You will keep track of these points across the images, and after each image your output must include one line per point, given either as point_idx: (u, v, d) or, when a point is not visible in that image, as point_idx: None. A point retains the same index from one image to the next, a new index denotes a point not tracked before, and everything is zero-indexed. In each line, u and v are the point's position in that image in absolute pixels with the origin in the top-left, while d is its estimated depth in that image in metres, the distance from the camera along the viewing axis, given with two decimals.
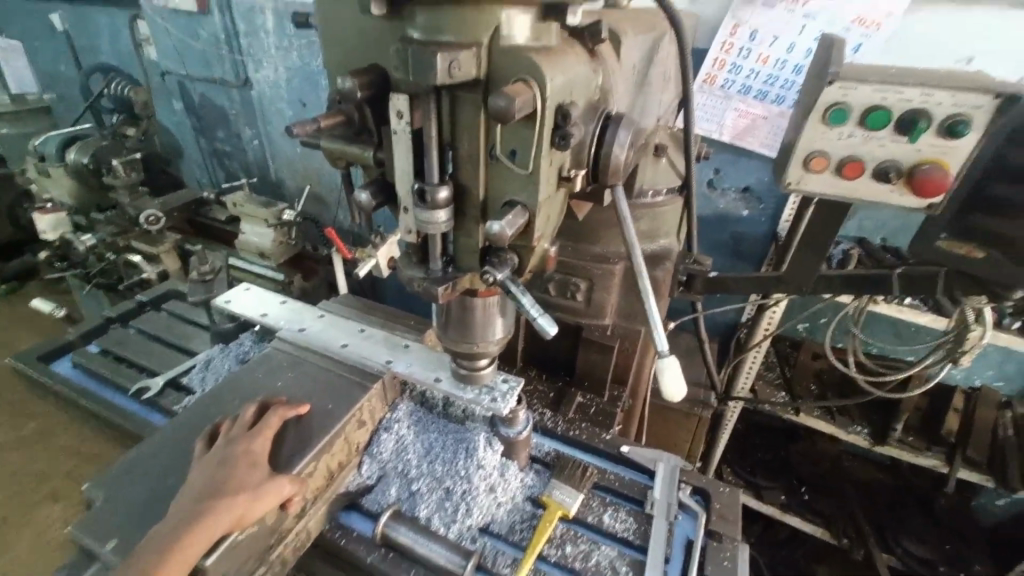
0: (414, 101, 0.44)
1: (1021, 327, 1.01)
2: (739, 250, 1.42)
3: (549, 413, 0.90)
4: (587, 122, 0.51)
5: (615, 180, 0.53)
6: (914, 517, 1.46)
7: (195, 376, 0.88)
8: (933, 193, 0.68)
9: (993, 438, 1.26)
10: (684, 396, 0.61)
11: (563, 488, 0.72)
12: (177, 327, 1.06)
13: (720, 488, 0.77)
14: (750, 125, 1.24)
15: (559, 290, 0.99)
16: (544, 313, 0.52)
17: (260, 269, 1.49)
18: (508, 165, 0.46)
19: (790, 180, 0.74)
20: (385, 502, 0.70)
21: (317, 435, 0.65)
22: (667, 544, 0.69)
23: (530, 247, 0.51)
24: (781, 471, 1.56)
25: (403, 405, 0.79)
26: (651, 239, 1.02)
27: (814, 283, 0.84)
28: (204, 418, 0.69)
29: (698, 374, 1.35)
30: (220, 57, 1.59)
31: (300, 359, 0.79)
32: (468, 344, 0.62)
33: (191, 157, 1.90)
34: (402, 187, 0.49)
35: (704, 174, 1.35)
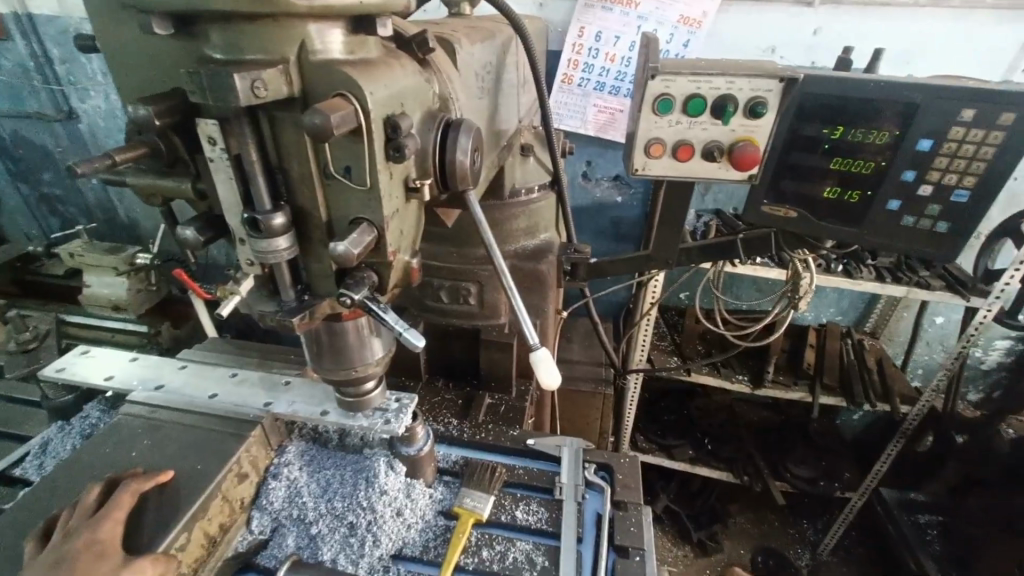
0: (226, 125, 0.42)
1: (844, 268, 1.20)
2: (619, 234, 1.52)
3: (455, 422, 0.89)
4: (426, 131, 0.51)
5: (465, 185, 0.54)
6: (797, 446, 1.65)
7: (29, 465, 0.75)
8: (749, 165, 0.78)
9: (841, 364, 1.48)
10: (558, 382, 0.64)
11: (474, 494, 0.72)
12: (3, 409, 0.89)
13: (621, 459, 0.81)
14: (610, 119, 1.33)
15: (451, 297, 0.99)
16: (410, 327, 0.51)
17: (120, 323, 1.31)
18: (344, 183, 0.44)
19: (637, 166, 0.81)
20: (283, 554, 0.64)
21: (186, 502, 0.58)
22: (578, 525, 0.71)
23: (388, 262, 0.49)
24: (685, 429, 1.70)
25: (291, 447, 0.73)
26: (532, 235, 1.05)
27: (677, 255, 0.94)
28: (38, 512, 0.59)
29: (599, 354, 1.43)
30: (33, 88, 1.37)
31: (159, 420, 0.70)
32: (346, 370, 0.59)
33: (7, 206, 1.61)
34: (233, 218, 0.45)
35: (577, 167, 1.43)
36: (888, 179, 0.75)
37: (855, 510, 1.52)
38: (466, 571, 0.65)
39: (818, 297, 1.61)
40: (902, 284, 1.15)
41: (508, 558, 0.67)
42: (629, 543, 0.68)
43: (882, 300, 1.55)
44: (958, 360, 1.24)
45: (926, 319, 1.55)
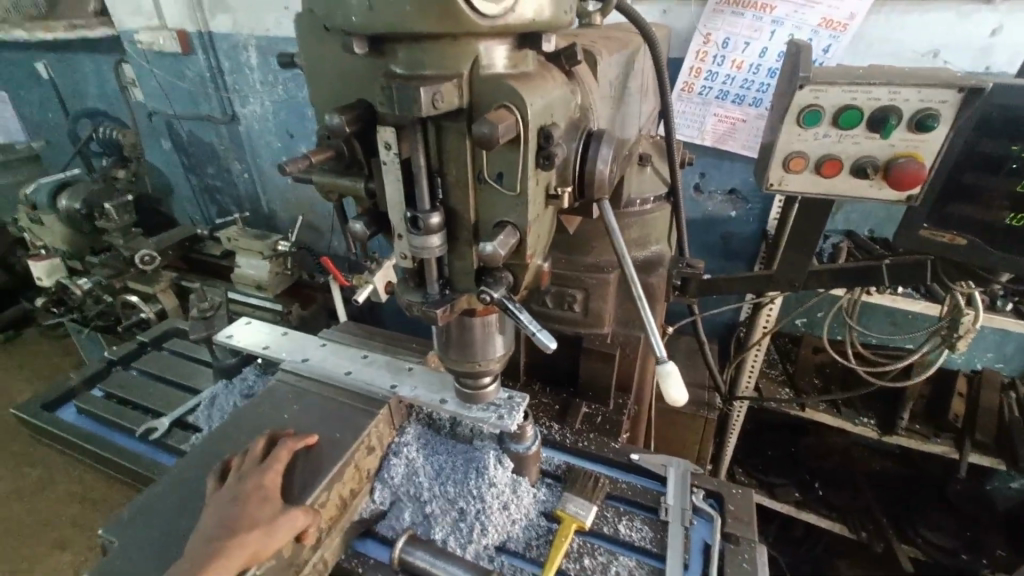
0: (401, 132, 0.47)
1: (1016, 308, 1.02)
2: (730, 250, 1.44)
3: (556, 426, 0.90)
4: (570, 141, 0.53)
5: (601, 194, 0.55)
6: (930, 504, 1.46)
7: (201, 414, 0.89)
8: (910, 185, 0.70)
9: (1000, 420, 1.26)
10: (687, 399, 0.62)
11: (576, 500, 0.72)
12: (179, 365, 1.07)
13: (733, 490, 0.77)
14: (729, 130, 1.27)
15: (556, 302, 1.00)
16: (542, 328, 0.53)
17: (258, 302, 1.46)
18: (496, 188, 0.48)
19: (772, 181, 0.76)
20: (400, 527, 0.70)
21: (327, 465, 0.65)
22: (685, 550, 0.69)
23: (525, 264, 0.52)
24: (792, 468, 1.55)
25: (410, 429, 0.79)
26: (642, 246, 1.03)
27: (805, 279, 0.85)
28: (213, 454, 0.69)
29: (702, 375, 1.37)
30: (207, 95, 1.63)
31: (305, 389, 0.80)
32: (471, 363, 0.63)
33: (183, 194, 1.93)
34: (395, 215, 0.50)
35: (690, 179, 1.38)
36: None
37: None
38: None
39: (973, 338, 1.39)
40: None
41: (610, 570, 0.67)
42: None
43: None
44: None
45: None
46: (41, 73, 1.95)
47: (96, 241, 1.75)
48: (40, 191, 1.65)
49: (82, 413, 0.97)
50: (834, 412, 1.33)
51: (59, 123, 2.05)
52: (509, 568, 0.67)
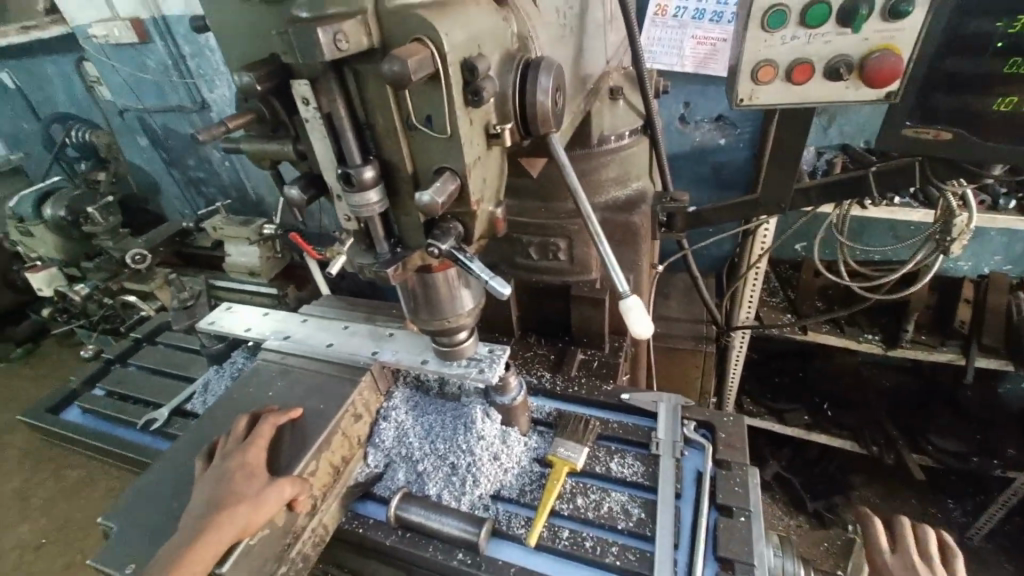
0: (316, 84, 0.44)
1: (1017, 206, 0.98)
2: (722, 180, 1.39)
3: (547, 375, 0.90)
4: (505, 73, 0.49)
5: (546, 129, 0.52)
6: (942, 416, 1.44)
7: (196, 401, 0.91)
8: (887, 81, 0.65)
9: (1009, 320, 1.22)
10: (649, 334, 0.61)
11: (567, 444, 0.73)
12: (175, 357, 1.08)
13: (725, 418, 0.77)
14: (711, 51, 1.20)
15: (540, 252, 0.98)
16: (497, 276, 0.51)
17: (254, 287, 1.50)
18: (426, 133, 0.45)
19: (742, 97, 0.72)
20: (395, 486, 0.71)
21: (312, 436, 0.66)
22: (676, 480, 0.70)
23: (472, 212, 0.50)
24: (801, 392, 1.55)
25: (398, 392, 0.80)
26: (623, 185, 0.99)
27: (792, 198, 0.87)
28: (202, 437, 0.70)
29: (700, 311, 1.35)
30: (173, 83, 1.57)
31: (289, 365, 0.80)
32: (439, 320, 0.62)
33: (169, 192, 1.91)
34: (329, 175, 0.48)
35: (674, 110, 1.31)
36: None
37: (1016, 491, 1.32)
38: (561, 515, 0.68)
39: (978, 243, 1.35)
40: None
41: (603, 507, 0.68)
42: (733, 502, 0.65)
43: None
44: None
45: None
46: (5, 82, 1.90)
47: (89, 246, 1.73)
48: (24, 202, 1.63)
49: (86, 412, 0.99)
50: (837, 332, 1.32)
51: (33, 132, 2.01)
52: (504, 515, 0.68)
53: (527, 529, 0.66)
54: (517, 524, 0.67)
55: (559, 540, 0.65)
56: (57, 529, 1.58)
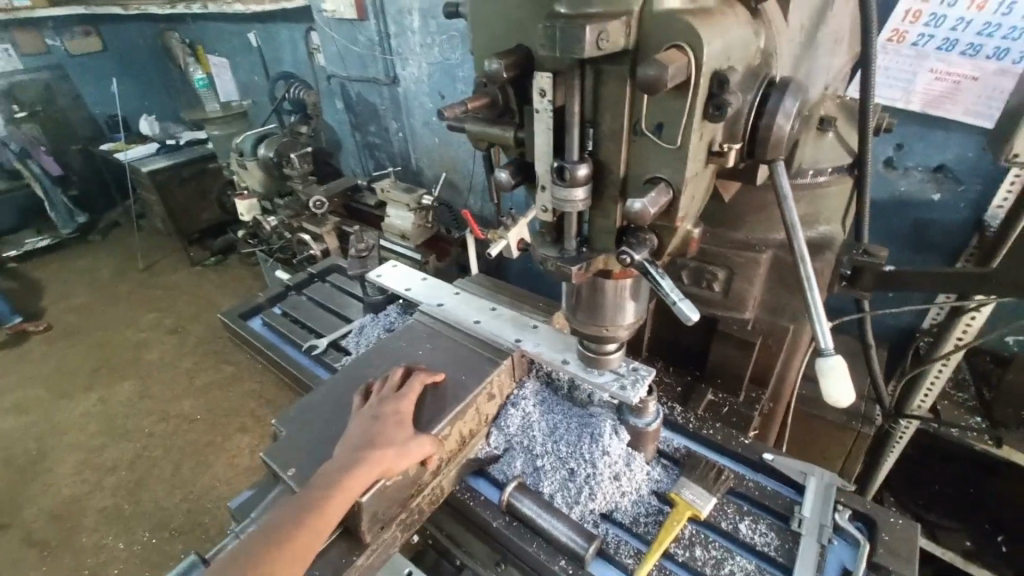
0: (558, 78, 0.45)
1: None
2: (922, 241, 1.18)
3: (680, 407, 0.84)
4: (747, 90, 0.46)
5: (776, 156, 0.47)
6: None
7: (352, 339, 1.02)
8: None
9: None
10: (851, 402, 0.54)
11: (694, 487, 0.68)
12: (336, 296, 1.23)
13: (889, 517, 0.66)
14: (951, 88, 1.02)
15: (693, 278, 0.92)
16: (684, 299, 0.48)
17: (401, 250, 1.61)
18: (654, 140, 0.44)
19: (1017, 152, 0.63)
20: (510, 473, 0.73)
21: (452, 404, 0.70)
22: (818, 569, 0.61)
23: (673, 228, 0.48)
24: (970, 511, 1.27)
25: (529, 383, 0.81)
26: (810, 226, 0.89)
27: None
28: (358, 376, 0.78)
29: (859, 383, 1.16)
30: (375, 58, 1.76)
31: (438, 331, 0.86)
32: (598, 326, 0.61)
33: (349, 149, 2.18)
34: (541, 166, 0.49)
35: (881, 151, 1.14)
36: None
37: None
38: (675, 560, 0.63)
39: None
40: None
41: (724, 568, 0.62)
42: None
43: None
44: None
45: None
46: (251, 41, 2.29)
47: (282, 185, 2.02)
48: (246, 141, 1.99)
49: (265, 324, 1.17)
50: None
51: (261, 85, 2.41)
52: (613, 537, 0.66)
53: (636, 561, 0.63)
54: (626, 551, 0.64)
55: None
56: (210, 410, 1.91)
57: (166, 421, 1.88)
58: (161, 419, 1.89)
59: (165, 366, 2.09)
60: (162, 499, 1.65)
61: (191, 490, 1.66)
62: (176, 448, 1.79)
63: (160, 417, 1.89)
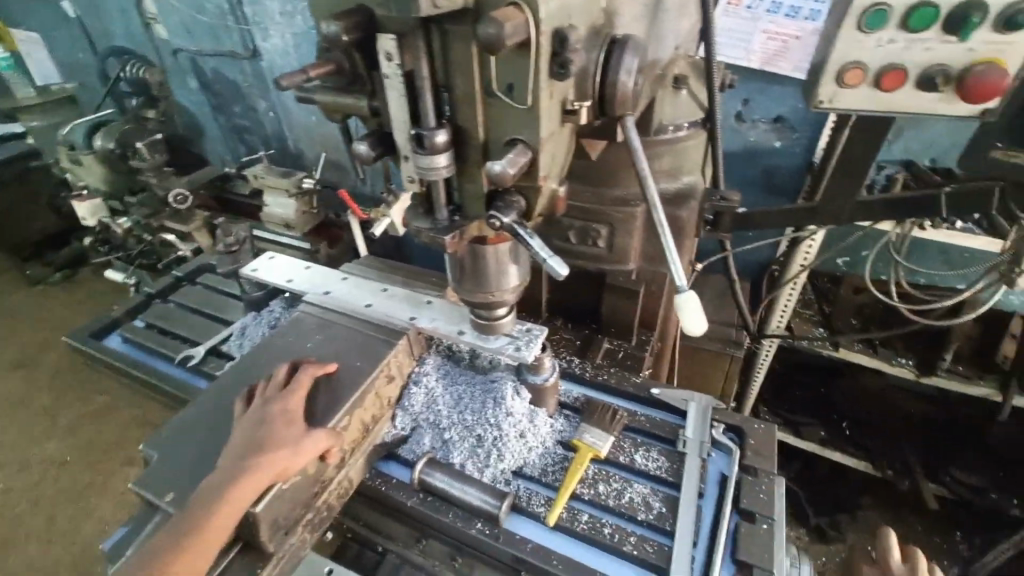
0: (402, 40, 0.43)
1: None
2: (771, 184, 1.34)
3: (577, 360, 0.89)
4: (591, 49, 0.48)
5: (623, 111, 0.50)
6: (964, 450, 1.39)
7: (233, 343, 0.94)
8: (989, 96, 0.61)
9: None
10: (702, 330, 0.60)
11: (594, 431, 0.73)
12: (212, 299, 1.11)
13: (754, 425, 0.76)
14: (782, 47, 1.14)
15: (580, 237, 0.96)
16: (555, 255, 0.50)
17: (288, 241, 1.46)
18: (507, 101, 0.44)
19: (821, 99, 0.68)
20: (420, 450, 0.73)
21: (347, 393, 0.67)
22: (700, 480, 0.69)
23: (537, 187, 0.49)
24: (821, 406, 1.52)
25: (430, 359, 0.81)
26: (673, 177, 0.97)
27: (852, 210, 0.86)
28: (240, 380, 0.72)
29: (730, 315, 1.32)
30: (228, 29, 1.56)
31: (328, 320, 0.81)
32: (484, 293, 0.62)
33: (213, 136, 1.91)
34: (400, 135, 0.47)
35: (732, 106, 1.26)
36: None
37: None
38: (581, 499, 0.68)
39: None
40: None
41: (624, 497, 0.68)
42: (757, 508, 0.65)
43: None
44: None
45: None
46: (67, 12, 1.91)
47: (134, 181, 1.74)
48: (77, 131, 1.67)
49: (126, 341, 1.03)
50: (869, 352, 1.29)
51: (89, 65, 2.04)
52: (524, 491, 0.69)
53: (547, 508, 0.67)
54: (536, 501, 0.68)
55: (577, 523, 0.66)
56: (80, 449, 1.66)
57: (24, 471, 1.61)
58: (17, 470, 1.61)
59: (11, 408, 1.77)
60: (33, 559, 1.42)
61: (71, 542, 1.46)
62: (43, 500, 1.55)
63: (15, 468, 1.62)
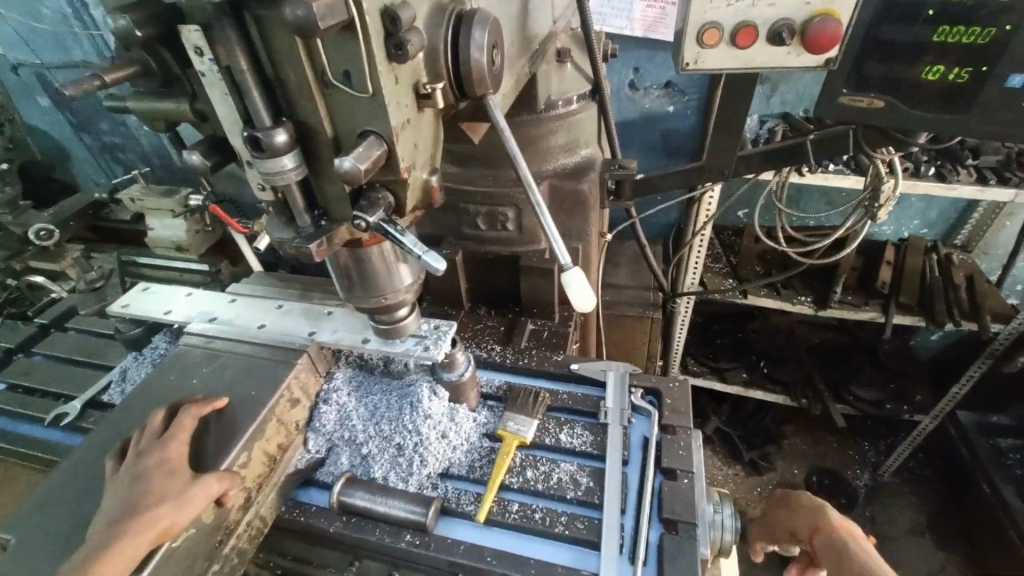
0: (210, 32, 0.38)
1: (937, 172, 1.07)
2: (670, 148, 1.38)
3: (498, 348, 0.88)
4: (435, 25, 0.44)
5: (483, 90, 0.47)
6: (864, 368, 1.54)
7: (114, 390, 0.82)
8: (827, 47, 0.66)
9: (922, 281, 1.34)
10: (592, 305, 0.61)
11: (517, 418, 0.72)
12: (89, 343, 0.98)
13: (669, 384, 0.78)
14: (659, 15, 1.17)
15: (488, 224, 0.94)
16: (430, 250, 0.47)
17: (183, 263, 1.17)
18: (346, 91, 0.40)
19: (687, 61, 0.70)
20: (338, 471, 0.69)
21: (243, 425, 0.62)
22: (623, 447, 0.71)
23: (401, 180, 0.45)
24: (741, 351, 1.61)
25: (340, 373, 0.76)
26: (572, 151, 0.94)
27: (734, 165, 0.91)
28: (116, 433, 0.64)
29: (647, 279, 1.36)
30: (73, 35, 1.36)
31: (217, 351, 0.73)
32: (376, 298, 0.58)
33: (80, 159, 1.66)
34: (235, 138, 0.43)
35: (624, 76, 1.28)
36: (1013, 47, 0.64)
37: (924, 431, 1.47)
38: (511, 489, 0.67)
39: (901, 208, 1.44)
40: (1009, 185, 1.03)
41: (552, 479, 0.68)
42: (676, 465, 0.67)
43: (980, 209, 1.38)
44: None
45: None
46: None
47: None
48: None
49: None
50: (774, 295, 1.37)
51: None
52: (453, 492, 0.68)
53: (477, 505, 0.66)
54: (466, 500, 0.67)
55: (508, 514, 0.65)
56: None
57: None
58: None
59: None
60: None
61: None
62: None
63: None
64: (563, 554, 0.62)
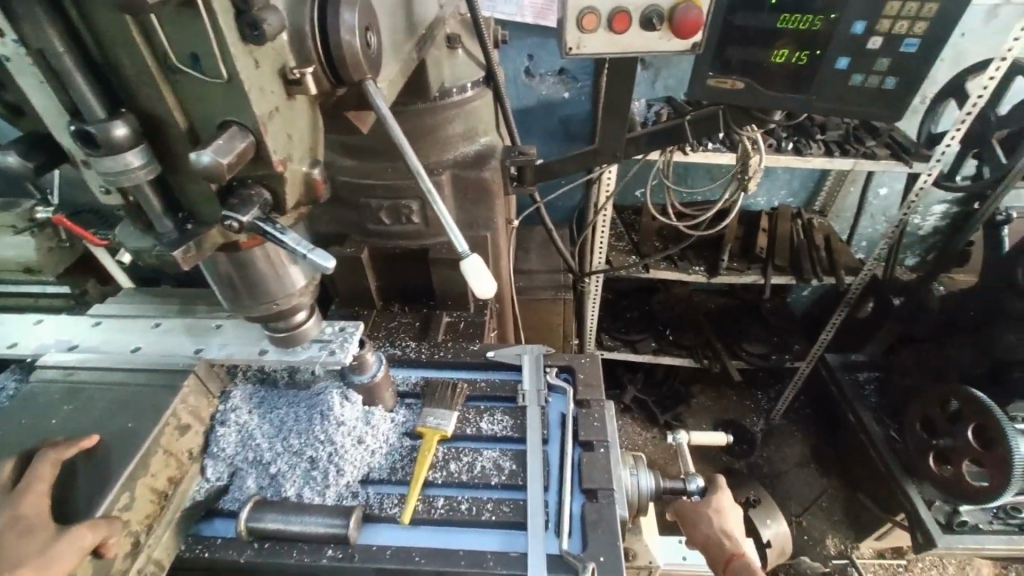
0: (10, 9, 0.33)
1: (794, 146, 1.21)
2: (569, 133, 1.42)
3: (413, 344, 0.86)
4: (298, 4, 0.41)
5: (360, 76, 0.45)
6: (751, 326, 1.72)
7: None
8: (691, 32, 0.71)
9: (792, 244, 1.52)
10: (493, 291, 0.61)
11: (436, 412, 0.71)
12: None
13: (582, 360, 0.81)
14: (547, 3, 1.20)
15: (391, 218, 0.91)
16: (317, 248, 0.44)
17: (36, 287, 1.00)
18: (196, 76, 0.36)
19: (570, 45, 0.72)
20: (245, 496, 0.64)
21: (121, 462, 0.54)
22: (543, 427, 0.72)
23: (277, 175, 0.41)
24: (648, 322, 1.73)
25: (237, 390, 0.70)
26: (471, 139, 0.92)
27: (625, 147, 0.96)
28: None
29: (557, 262, 1.40)
30: None
31: (79, 383, 0.63)
32: (265, 305, 0.54)
33: None
34: (62, 135, 0.37)
35: (519, 63, 1.30)
36: (838, 33, 0.74)
37: (802, 375, 1.68)
38: (436, 484, 0.66)
39: (771, 180, 1.62)
40: (850, 155, 1.19)
41: (476, 468, 0.68)
42: (594, 437, 0.70)
43: (831, 178, 1.58)
44: (899, 227, 1.32)
45: (872, 192, 1.59)
46: None
47: None
48: None
49: None
50: (672, 267, 1.48)
51: None
52: (375, 498, 0.65)
53: (401, 507, 0.64)
54: (390, 503, 0.65)
55: (435, 510, 0.64)
56: None
57: None
58: None
59: None
60: None
61: None
62: None
63: None
64: (493, 539, 0.63)
